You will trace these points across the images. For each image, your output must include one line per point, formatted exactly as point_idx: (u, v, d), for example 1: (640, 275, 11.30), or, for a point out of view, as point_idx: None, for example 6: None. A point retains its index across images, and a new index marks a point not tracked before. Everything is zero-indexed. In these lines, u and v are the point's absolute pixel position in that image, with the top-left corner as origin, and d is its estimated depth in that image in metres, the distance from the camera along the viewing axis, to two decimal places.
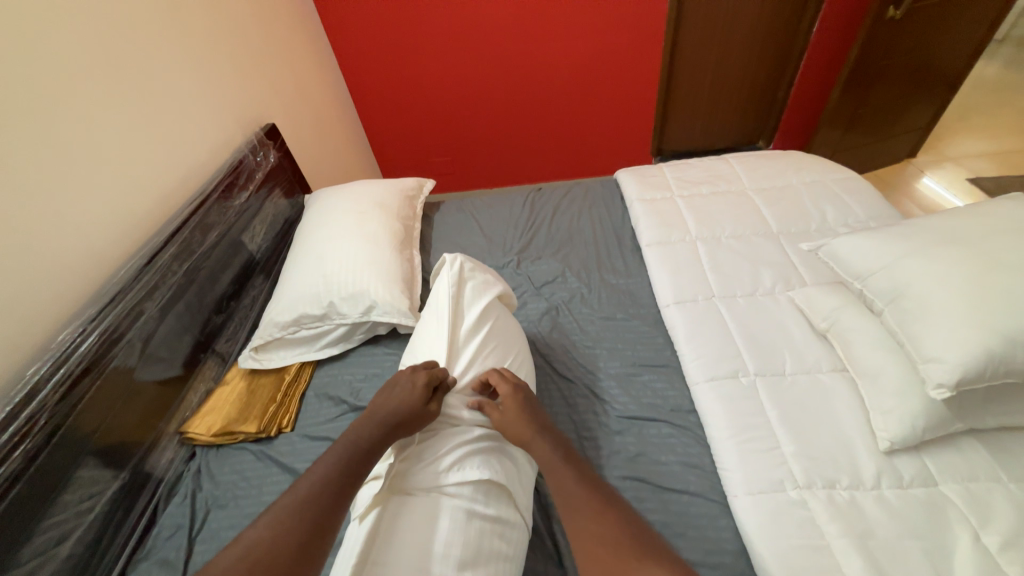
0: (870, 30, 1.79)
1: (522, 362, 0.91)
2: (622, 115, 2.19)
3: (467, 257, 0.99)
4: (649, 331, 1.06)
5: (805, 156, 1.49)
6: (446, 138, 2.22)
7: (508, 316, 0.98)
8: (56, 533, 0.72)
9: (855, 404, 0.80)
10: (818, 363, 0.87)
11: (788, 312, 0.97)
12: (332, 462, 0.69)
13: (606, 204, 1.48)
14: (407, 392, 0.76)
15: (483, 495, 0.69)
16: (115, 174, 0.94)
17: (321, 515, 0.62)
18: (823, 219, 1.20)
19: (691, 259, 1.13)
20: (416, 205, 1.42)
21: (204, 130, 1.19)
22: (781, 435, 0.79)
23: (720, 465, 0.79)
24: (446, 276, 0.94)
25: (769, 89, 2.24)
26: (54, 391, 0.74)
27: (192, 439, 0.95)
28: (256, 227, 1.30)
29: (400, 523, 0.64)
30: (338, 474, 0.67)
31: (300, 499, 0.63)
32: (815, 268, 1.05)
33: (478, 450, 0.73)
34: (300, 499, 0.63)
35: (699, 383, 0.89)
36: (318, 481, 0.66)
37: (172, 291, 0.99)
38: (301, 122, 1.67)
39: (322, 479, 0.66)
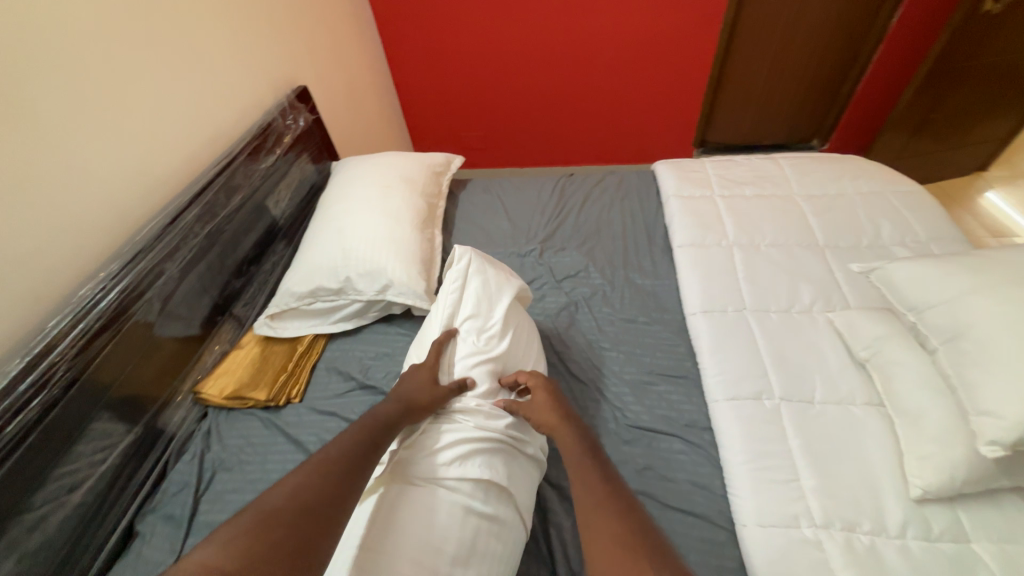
0: (960, 25, 1.61)
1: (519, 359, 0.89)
2: (666, 102, 2.06)
3: (478, 253, 0.97)
4: (670, 339, 1.01)
5: (866, 162, 1.37)
6: (480, 111, 2.14)
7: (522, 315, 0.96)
8: (69, 480, 0.75)
9: (888, 444, 0.74)
10: (852, 394, 0.81)
11: (825, 335, 0.90)
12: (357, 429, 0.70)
13: (640, 197, 1.40)
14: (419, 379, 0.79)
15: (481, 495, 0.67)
16: (141, 128, 0.92)
17: (351, 473, 0.63)
18: (877, 235, 1.11)
19: (725, 266, 1.06)
20: (442, 182, 1.38)
21: (233, 90, 1.17)
22: (802, 468, 0.74)
23: (730, 491, 0.75)
24: (453, 272, 0.94)
25: (831, 83, 2.05)
26: (71, 344, 0.76)
27: (204, 399, 0.97)
28: (280, 192, 1.29)
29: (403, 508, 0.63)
30: (365, 443, 0.68)
31: (308, 470, 0.62)
32: (860, 289, 0.97)
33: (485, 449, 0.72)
34: (330, 459, 0.64)
35: (717, 402, 0.84)
36: (347, 447, 0.67)
37: (192, 253, 0.99)
38: (333, 86, 1.63)
39: (332, 457, 0.64)
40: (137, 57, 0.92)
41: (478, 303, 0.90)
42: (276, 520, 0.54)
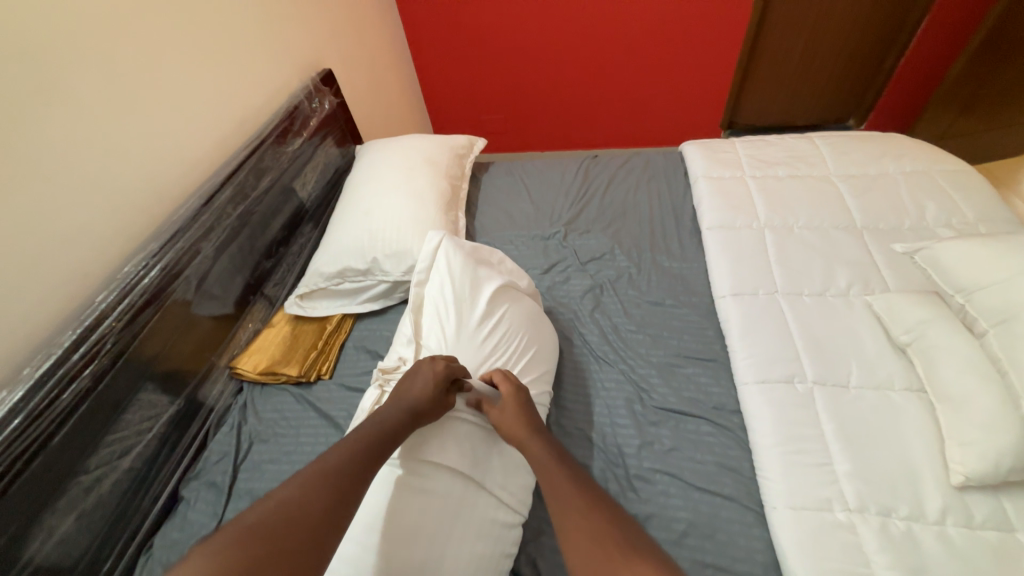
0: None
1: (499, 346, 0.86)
2: (693, 82, 1.99)
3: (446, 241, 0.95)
4: (698, 321, 0.99)
5: (909, 141, 1.30)
6: (502, 93, 2.11)
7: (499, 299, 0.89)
8: (119, 446, 0.79)
9: (928, 428, 0.72)
10: (890, 379, 0.79)
11: (862, 318, 0.87)
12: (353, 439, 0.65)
13: (667, 178, 1.37)
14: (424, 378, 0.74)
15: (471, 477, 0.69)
16: (176, 111, 0.95)
17: (351, 486, 0.60)
18: (921, 216, 1.06)
19: (756, 249, 1.03)
20: (466, 164, 1.38)
21: (261, 72, 1.18)
22: (835, 452, 0.73)
23: (760, 473, 0.74)
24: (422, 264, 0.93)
25: (872, 59, 1.93)
26: (118, 319, 0.79)
27: (239, 374, 1.01)
28: (307, 175, 1.31)
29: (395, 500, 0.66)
30: (364, 453, 0.64)
31: (305, 482, 0.58)
32: (901, 272, 0.93)
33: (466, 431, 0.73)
34: (325, 470, 0.60)
35: (746, 384, 0.83)
36: (345, 457, 0.63)
37: (226, 233, 1.02)
38: (356, 69, 1.63)
39: (332, 469, 0.60)
40: (170, 41, 0.93)
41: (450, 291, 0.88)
42: (274, 539, 0.51)
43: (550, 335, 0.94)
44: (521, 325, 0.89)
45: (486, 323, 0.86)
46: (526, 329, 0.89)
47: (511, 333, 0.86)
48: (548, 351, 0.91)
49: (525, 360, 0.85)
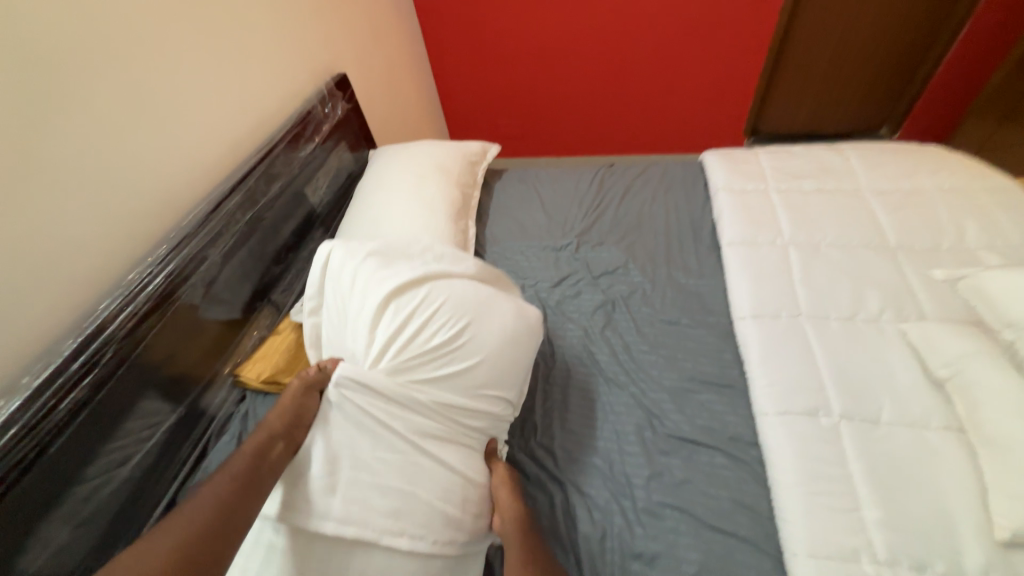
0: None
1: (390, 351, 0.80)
2: (715, 87, 1.93)
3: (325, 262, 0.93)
4: (715, 343, 0.94)
5: (948, 154, 1.22)
6: (518, 98, 2.09)
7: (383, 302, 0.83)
8: (118, 455, 0.79)
9: (970, 475, 0.66)
10: (926, 417, 0.73)
11: (895, 348, 0.81)
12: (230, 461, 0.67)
13: (686, 189, 1.32)
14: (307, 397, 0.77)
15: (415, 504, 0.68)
16: (187, 116, 0.95)
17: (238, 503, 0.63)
18: (961, 237, 0.98)
19: (780, 268, 0.98)
20: (477, 171, 1.35)
21: (275, 77, 1.18)
22: (864, 496, 0.67)
23: (779, 514, 0.69)
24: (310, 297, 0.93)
25: (909, 65, 1.84)
26: (121, 327, 0.79)
27: (243, 382, 1.00)
28: (319, 179, 1.30)
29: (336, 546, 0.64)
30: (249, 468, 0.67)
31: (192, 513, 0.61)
32: (939, 298, 0.87)
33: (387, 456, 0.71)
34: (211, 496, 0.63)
35: (767, 415, 0.78)
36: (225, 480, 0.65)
37: (235, 239, 1.01)
38: (371, 73, 1.63)
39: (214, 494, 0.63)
40: (184, 45, 0.93)
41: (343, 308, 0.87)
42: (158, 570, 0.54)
43: (491, 320, 0.85)
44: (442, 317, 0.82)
45: (398, 325, 0.81)
46: (449, 322, 0.81)
47: (428, 329, 0.80)
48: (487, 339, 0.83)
49: (453, 356, 0.79)
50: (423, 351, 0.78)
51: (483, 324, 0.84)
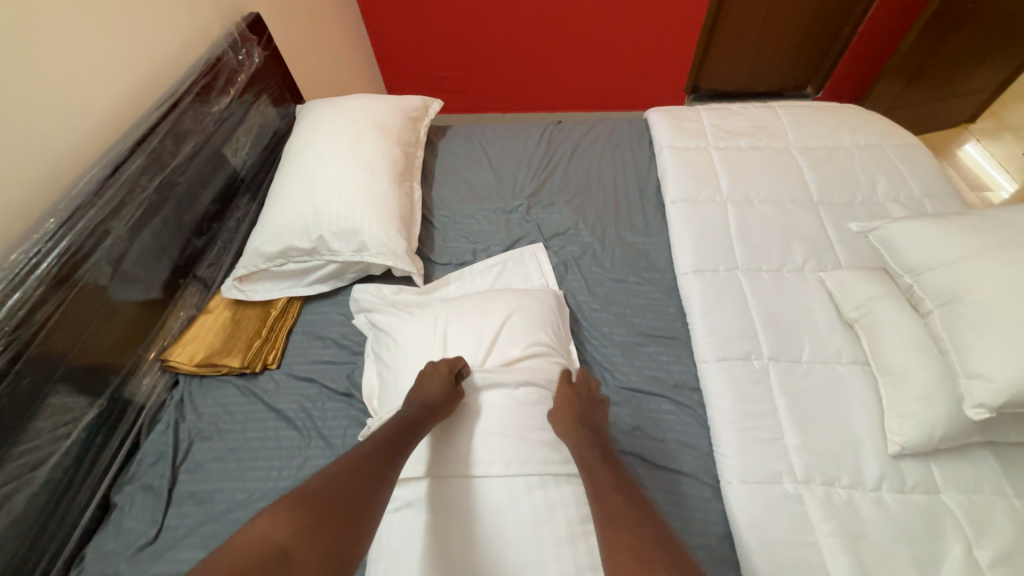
0: None
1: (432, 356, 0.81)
2: (659, 42, 1.91)
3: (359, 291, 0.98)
4: (661, 299, 0.98)
5: (864, 113, 1.31)
6: (458, 48, 1.95)
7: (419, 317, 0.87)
8: (30, 458, 0.70)
9: (870, 400, 0.76)
10: (838, 353, 0.82)
11: (816, 294, 0.89)
12: (380, 433, 0.67)
13: (632, 147, 1.32)
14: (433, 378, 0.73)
15: (512, 488, 0.65)
16: (63, 61, 0.78)
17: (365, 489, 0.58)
18: (872, 191, 1.08)
19: (719, 224, 1.03)
20: (420, 128, 1.27)
21: (172, 14, 1.01)
22: (787, 426, 0.76)
23: (717, 449, 0.76)
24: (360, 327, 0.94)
25: (833, 24, 1.92)
26: (10, 316, 0.68)
27: (173, 367, 0.91)
28: (240, 139, 1.16)
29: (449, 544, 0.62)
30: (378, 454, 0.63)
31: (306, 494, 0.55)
32: (853, 248, 0.96)
33: (475, 447, 0.69)
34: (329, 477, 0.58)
35: (706, 362, 0.84)
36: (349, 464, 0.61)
37: (142, 209, 0.89)
38: (290, 15, 1.44)
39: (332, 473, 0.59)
40: None
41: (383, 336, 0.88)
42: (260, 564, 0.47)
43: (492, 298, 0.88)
44: (448, 315, 0.85)
45: (411, 336, 0.84)
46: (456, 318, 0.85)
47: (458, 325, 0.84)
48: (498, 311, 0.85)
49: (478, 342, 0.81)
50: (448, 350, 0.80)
51: (486, 305, 0.86)
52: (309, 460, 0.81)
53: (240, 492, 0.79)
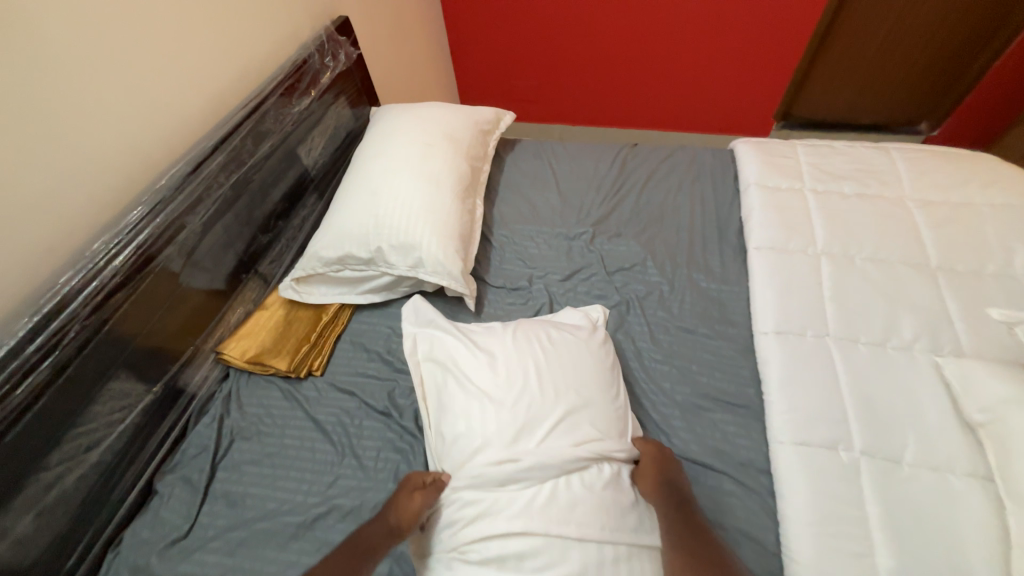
0: None
1: (502, 413, 0.69)
2: (752, 62, 1.76)
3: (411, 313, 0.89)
4: (733, 358, 0.88)
5: (1001, 165, 1.12)
6: (535, 57, 1.91)
7: (474, 360, 0.76)
8: (85, 440, 0.73)
9: (993, 530, 0.62)
10: (952, 462, 0.68)
11: (927, 383, 0.76)
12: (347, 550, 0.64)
13: (714, 179, 1.22)
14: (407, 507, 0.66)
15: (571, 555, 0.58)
16: (161, 60, 0.81)
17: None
18: (1009, 262, 0.91)
19: (810, 280, 0.91)
20: (490, 142, 1.23)
21: (267, 16, 1.03)
22: (878, 541, 0.64)
23: (787, 552, 0.66)
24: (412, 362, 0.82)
25: (963, 56, 1.68)
26: (85, 303, 0.71)
27: (226, 360, 0.93)
28: (315, 139, 1.18)
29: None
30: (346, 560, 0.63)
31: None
32: (979, 331, 0.81)
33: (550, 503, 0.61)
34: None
35: (782, 444, 0.73)
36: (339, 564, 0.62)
37: (217, 205, 0.91)
38: (377, 18, 1.46)
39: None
40: None
41: (438, 383, 0.76)
42: None
43: (562, 333, 0.80)
44: (515, 359, 0.74)
45: (471, 390, 0.72)
46: (536, 355, 0.75)
47: (519, 375, 0.72)
48: (573, 350, 0.77)
49: (560, 396, 0.70)
50: (517, 410, 0.69)
51: (564, 342, 0.78)
52: (340, 479, 0.79)
53: (271, 500, 0.78)
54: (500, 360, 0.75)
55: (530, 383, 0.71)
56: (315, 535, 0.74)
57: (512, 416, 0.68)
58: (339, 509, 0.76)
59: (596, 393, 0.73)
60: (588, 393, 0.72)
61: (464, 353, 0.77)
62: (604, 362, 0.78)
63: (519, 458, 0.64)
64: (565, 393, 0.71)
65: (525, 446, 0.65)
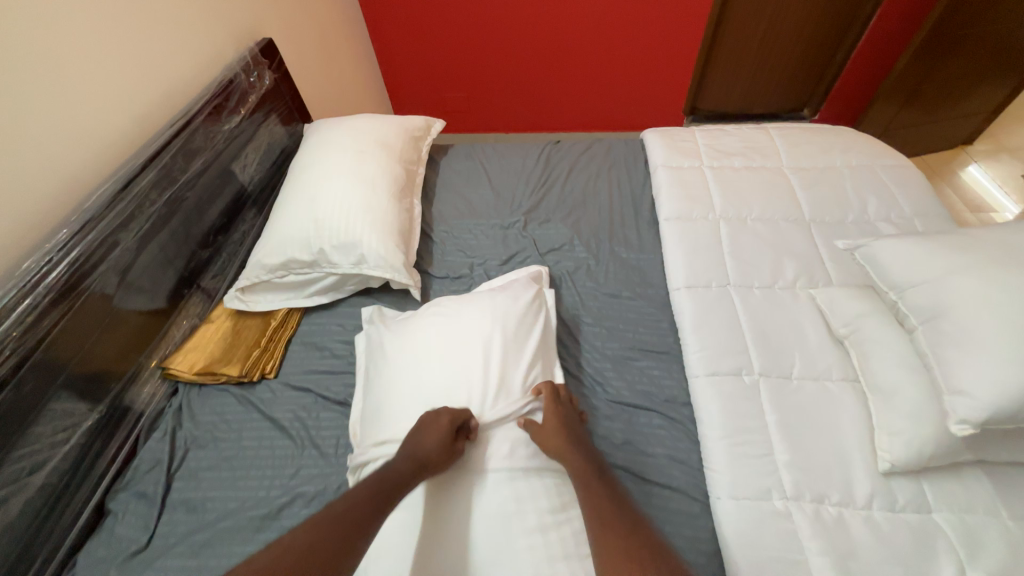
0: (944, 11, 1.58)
1: (398, 388, 0.79)
2: (656, 64, 1.96)
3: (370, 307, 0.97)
4: (654, 314, 1.00)
5: (856, 134, 1.34)
6: (462, 70, 2.02)
7: (380, 348, 0.87)
8: (28, 463, 0.72)
9: (860, 418, 0.76)
10: (829, 370, 0.82)
11: (806, 311, 0.90)
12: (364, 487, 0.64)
13: (628, 165, 1.36)
14: (433, 428, 0.68)
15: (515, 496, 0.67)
16: (81, 84, 0.83)
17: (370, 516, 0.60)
18: (863, 210, 1.10)
19: (710, 240, 1.05)
20: (422, 147, 1.31)
21: (189, 39, 1.07)
22: (777, 442, 0.76)
23: (707, 464, 0.76)
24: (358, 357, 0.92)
25: (827, 49, 1.97)
26: (18, 322, 0.70)
27: (173, 375, 0.93)
28: (248, 156, 1.21)
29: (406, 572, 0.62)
30: (372, 499, 0.62)
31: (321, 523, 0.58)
32: (844, 266, 0.97)
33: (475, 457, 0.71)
34: (332, 515, 0.59)
35: (697, 377, 0.85)
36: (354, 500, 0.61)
37: (151, 221, 0.92)
38: (302, 40, 1.51)
39: (354, 503, 0.61)
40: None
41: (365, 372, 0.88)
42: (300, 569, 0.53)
43: (455, 305, 0.88)
44: (410, 341, 0.84)
45: (380, 373, 0.83)
46: (427, 333, 0.84)
47: (410, 353, 0.83)
48: (463, 318, 0.85)
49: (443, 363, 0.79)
50: (406, 383, 0.79)
51: (455, 311, 0.87)
52: (301, 470, 0.82)
53: (232, 500, 0.79)
54: (398, 343, 0.85)
55: (419, 360, 0.81)
56: (280, 523, 0.77)
57: (404, 388, 0.79)
58: (303, 496, 0.79)
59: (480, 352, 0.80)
60: (469, 355, 0.80)
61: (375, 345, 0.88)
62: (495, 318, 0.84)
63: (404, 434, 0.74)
64: (456, 357, 0.80)
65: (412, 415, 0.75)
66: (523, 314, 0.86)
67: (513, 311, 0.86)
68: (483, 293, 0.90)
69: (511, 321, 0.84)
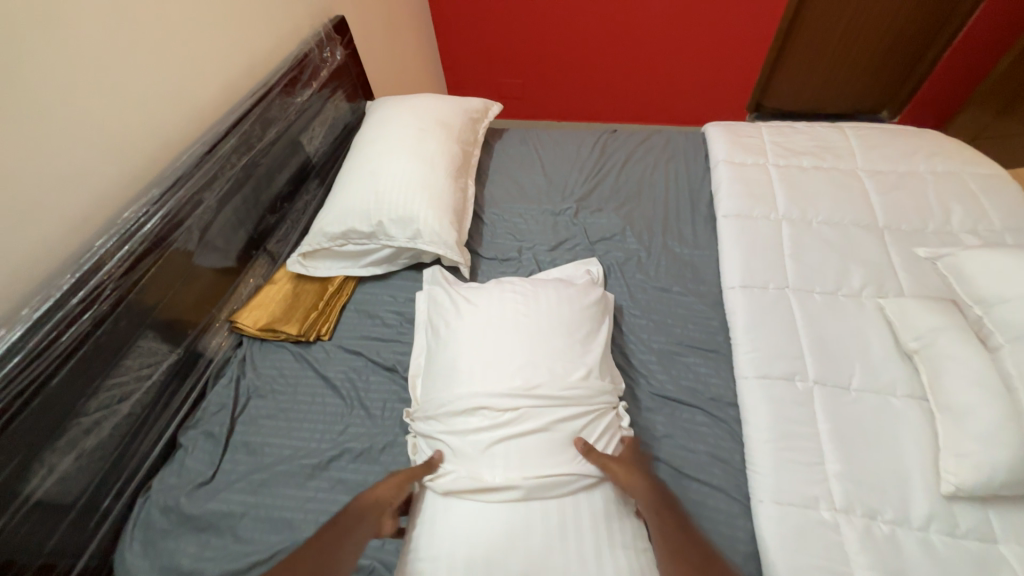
0: None
1: (454, 366, 0.80)
2: (723, 56, 1.87)
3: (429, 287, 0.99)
4: (704, 311, 0.97)
5: (944, 138, 1.23)
6: (521, 55, 2.01)
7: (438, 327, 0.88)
8: (118, 392, 0.80)
9: (924, 436, 0.71)
10: (893, 384, 0.78)
11: (872, 321, 0.85)
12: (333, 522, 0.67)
13: (687, 159, 1.32)
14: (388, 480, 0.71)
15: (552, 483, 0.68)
16: (181, 51, 0.90)
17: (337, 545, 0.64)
18: (946, 221, 1.02)
19: (771, 240, 1.01)
20: (479, 129, 1.33)
21: (272, 14, 1.13)
22: (828, 452, 0.73)
23: (750, 465, 0.75)
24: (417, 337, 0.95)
25: (916, 45, 1.82)
26: (118, 265, 0.78)
27: (239, 329, 1.01)
28: (315, 129, 1.27)
29: (442, 536, 0.65)
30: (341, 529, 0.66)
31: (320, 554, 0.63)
32: (918, 278, 0.91)
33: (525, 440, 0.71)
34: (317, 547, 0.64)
35: (747, 377, 0.83)
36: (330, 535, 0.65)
37: (230, 184, 0.99)
38: (370, 19, 1.55)
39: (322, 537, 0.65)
40: None
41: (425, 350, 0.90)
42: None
43: (512, 291, 0.88)
44: (467, 322, 0.85)
45: (437, 353, 0.85)
46: (484, 315, 0.85)
47: (466, 332, 0.83)
48: (519, 304, 0.85)
49: (500, 345, 0.80)
50: (462, 362, 0.80)
51: (507, 296, 0.88)
52: (350, 427, 0.87)
53: (287, 447, 0.86)
54: (455, 323, 0.86)
55: (475, 342, 0.81)
56: (329, 474, 0.82)
57: (460, 368, 0.80)
58: (351, 451, 0.84)
59: (537, 336, 0.81)
60: (526, 339, 0.80)
61: (433, 323, 0.90)
62: (552, 307, 0.85)
63: (460, 411, 0.75)
64: (513, 340, 0.80)
65: (467, 393, 0.76)
66: (580, 305, 0.87)
67: (570, 302, 0.87)
68: (539, 283, 0.91)
69: (568, 311, 0.85)
